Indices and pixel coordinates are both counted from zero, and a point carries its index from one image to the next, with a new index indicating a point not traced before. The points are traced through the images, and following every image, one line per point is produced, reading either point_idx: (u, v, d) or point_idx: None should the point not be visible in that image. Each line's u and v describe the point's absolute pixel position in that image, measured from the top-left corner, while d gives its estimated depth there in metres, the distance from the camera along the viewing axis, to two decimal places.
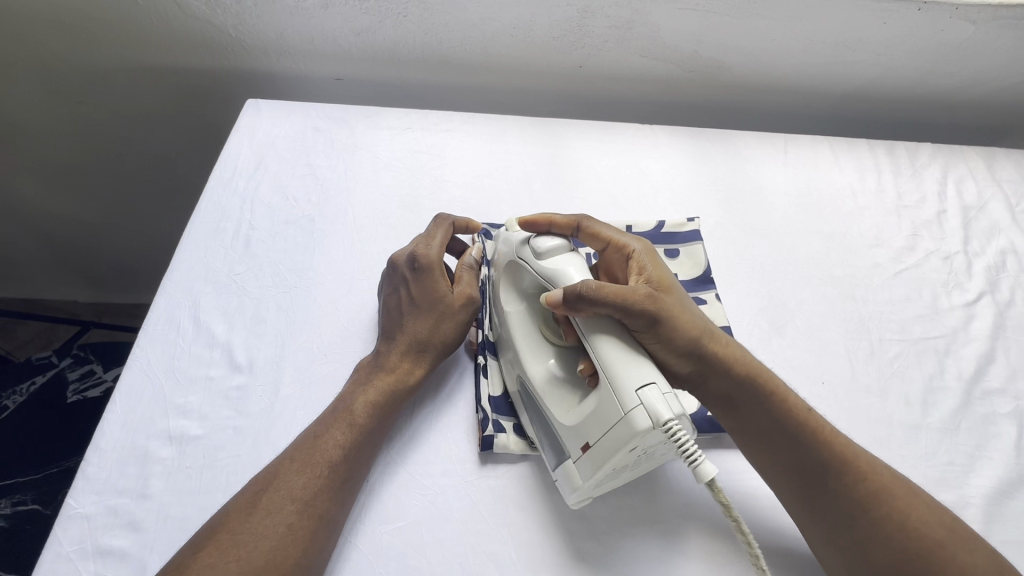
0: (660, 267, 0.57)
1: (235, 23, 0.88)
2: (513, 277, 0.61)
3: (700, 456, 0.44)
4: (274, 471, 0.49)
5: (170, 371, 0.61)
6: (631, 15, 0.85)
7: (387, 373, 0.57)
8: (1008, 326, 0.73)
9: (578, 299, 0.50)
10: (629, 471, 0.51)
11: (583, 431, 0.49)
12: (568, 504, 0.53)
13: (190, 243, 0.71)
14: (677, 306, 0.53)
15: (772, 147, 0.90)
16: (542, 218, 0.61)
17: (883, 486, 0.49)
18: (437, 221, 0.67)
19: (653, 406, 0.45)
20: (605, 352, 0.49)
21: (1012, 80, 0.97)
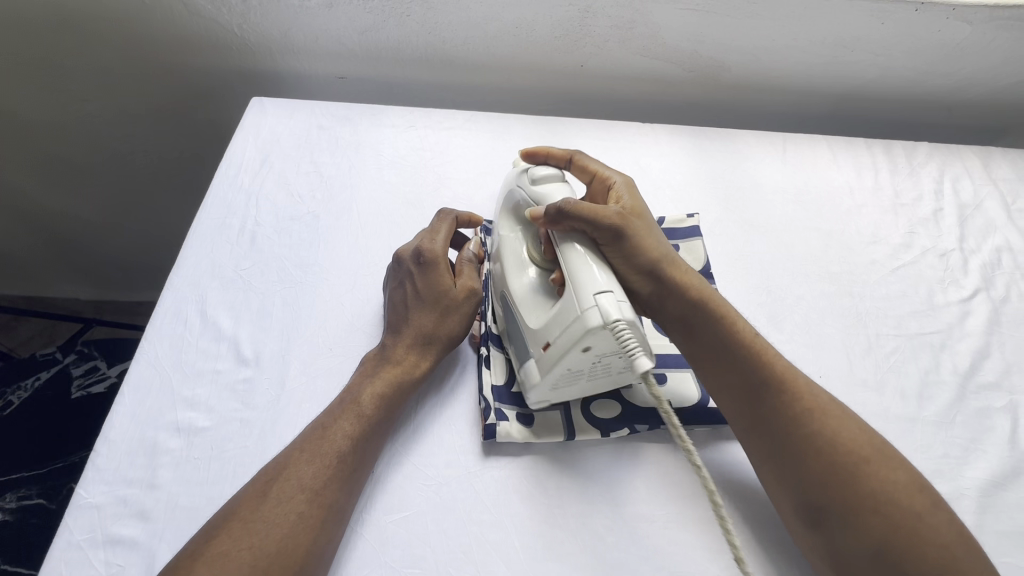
0: (635, 197, 0.61)
1: (240, 22, 0.89)
2: (510, 207, 0.65)
3: (637, 350, 0.46)
4: (285, 459, 0.50)
5: (178, 364, 0.62)
6: (632, 15, 0.86)
7: (393, 365, 0.58)
8: (1003, 322, 0.74)
9: (556, 214, 0.55)
10: (589, 378, 0.54)
11: (545, 333, 0.53)
12: (530, 402, 0.57)
13: (196, 239, 0.72)
14: (643, 229, 0.58)
15: (771, 146, 0.91)
16: (541, 150, 0.68)
17: (820, 408, 0.51)
18: (441, 216, 0.68)
19: (606, 308, 0.47)
20: (572, 260, 0.53)
21: (1008, 81, 0.98)
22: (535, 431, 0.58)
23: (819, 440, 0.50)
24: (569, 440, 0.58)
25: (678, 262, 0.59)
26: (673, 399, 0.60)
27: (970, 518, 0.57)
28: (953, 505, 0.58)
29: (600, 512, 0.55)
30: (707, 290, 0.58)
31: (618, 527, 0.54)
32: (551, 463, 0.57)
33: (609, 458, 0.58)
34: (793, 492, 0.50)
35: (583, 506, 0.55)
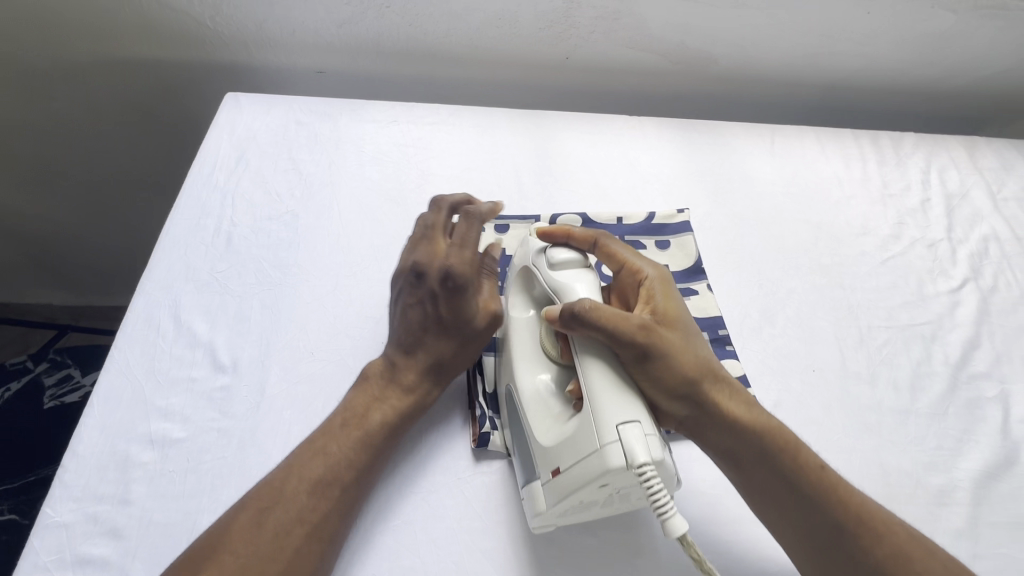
0: (668, 298, 0.53)
1: (212, 15, 0.86)
2: (524, 283, 0.58)
3: (671, 509, 0.41)
4: (272, 483, 0.47)
5: (151, 373, 0.59)
6: (617, 6, 0.85)
7: (404, 395, 0.54)
8: (992, 312, 0.74)
9: (571, 318, 0.48)
10: (600, 506, 0.49)
11: (556, 456, 0.47)
12: (530, 527, 0.51)
13: (169, 241, 0.69)
14: (677, 344, 0.49)
15: (758, 138, 0.90)
16: (559, 230, 0.57)
17: (901, 551, 0.45)
18: (469, 219, 0.58)
19: (631, 446, 0.43)
20: (594, 380, 0.46)
21: (989, 71, 0.98)
22: None
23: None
24: None
25: (723, 378, 0.51)
26: None
27: (965, 509, 0.57)
28: (948, 497, 0.58)
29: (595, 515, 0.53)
30: (756, 411, 0.50)
31: (613, 531, 0.52)
32: None
33: None
34: None
35: None
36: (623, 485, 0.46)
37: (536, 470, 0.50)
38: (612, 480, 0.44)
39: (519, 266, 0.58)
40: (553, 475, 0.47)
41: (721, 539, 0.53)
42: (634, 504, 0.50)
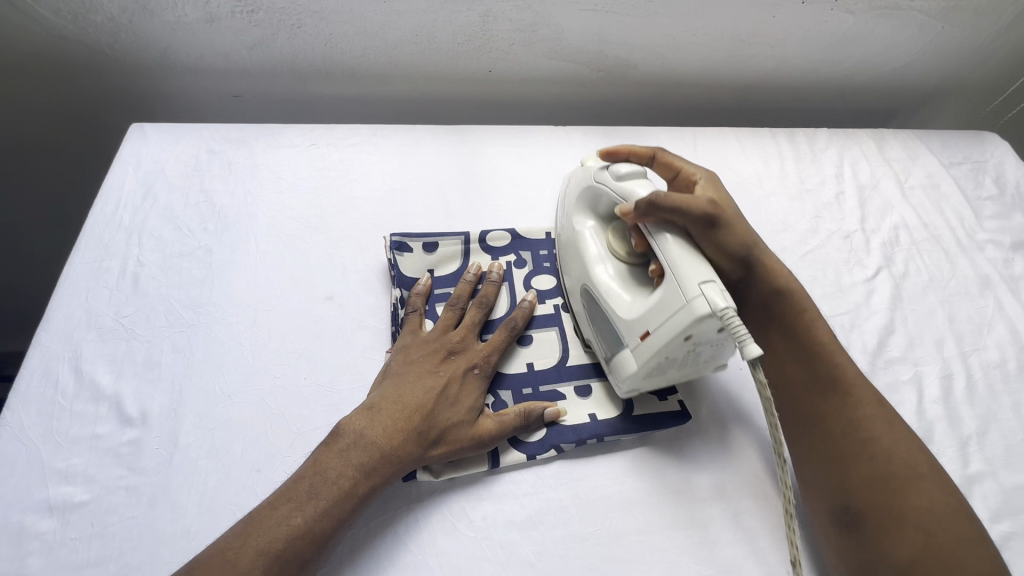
0: (720, 189, 0.65)
1: (111, 42, 0.81)
2: (589, 202, 0.66)
3: (745, 336, 0.47)
4: (218, 558, 0.45)
5: (48, 433, 0.55)
6: (533, 17, 0.85)
7: (383, 461, 0.52)
8: (904, 297, 0.78)
9: (649, 208, 0.55)
10: (679, 368, 0.56)
11: (643, 323, 0.54)
12: (618, 391, 0.59)
13: (68, 288, 0.65)
14: (732, 221, 0.59)
15: (681, 141, 0.92)
16: (623, 149, 0.67)
17: (887, 415, 0.54)
18: (505, 321, 0.63)
19: (713, 297, 0.49)
20: (672, 251, 0.54)
21: (892, 66, 1.04)
22: (456, 464, 0.57)
23: (848, 441, 0.53)
24: (493, 468, 0.57)
25: (765, 253, 0.62)
26: (595, 412, 0.62)
27: None
28: None
29: (528, 537, 0.54)
30: (791, 284, 0.62)
31: (549, 551, 0.53)
32: (472, 494, 0.56)
33: (538, 479, 0.58)
34: (830, 497, 0.53)
35: (511, 533, 0.54)
36: (703, 340, 0.53)
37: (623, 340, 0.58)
38: (697, 330, 0.51)
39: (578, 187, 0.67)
40: (642, 339, 0.54)
41: (654, 547, 0.54)
42: (702, 370, 0.58)
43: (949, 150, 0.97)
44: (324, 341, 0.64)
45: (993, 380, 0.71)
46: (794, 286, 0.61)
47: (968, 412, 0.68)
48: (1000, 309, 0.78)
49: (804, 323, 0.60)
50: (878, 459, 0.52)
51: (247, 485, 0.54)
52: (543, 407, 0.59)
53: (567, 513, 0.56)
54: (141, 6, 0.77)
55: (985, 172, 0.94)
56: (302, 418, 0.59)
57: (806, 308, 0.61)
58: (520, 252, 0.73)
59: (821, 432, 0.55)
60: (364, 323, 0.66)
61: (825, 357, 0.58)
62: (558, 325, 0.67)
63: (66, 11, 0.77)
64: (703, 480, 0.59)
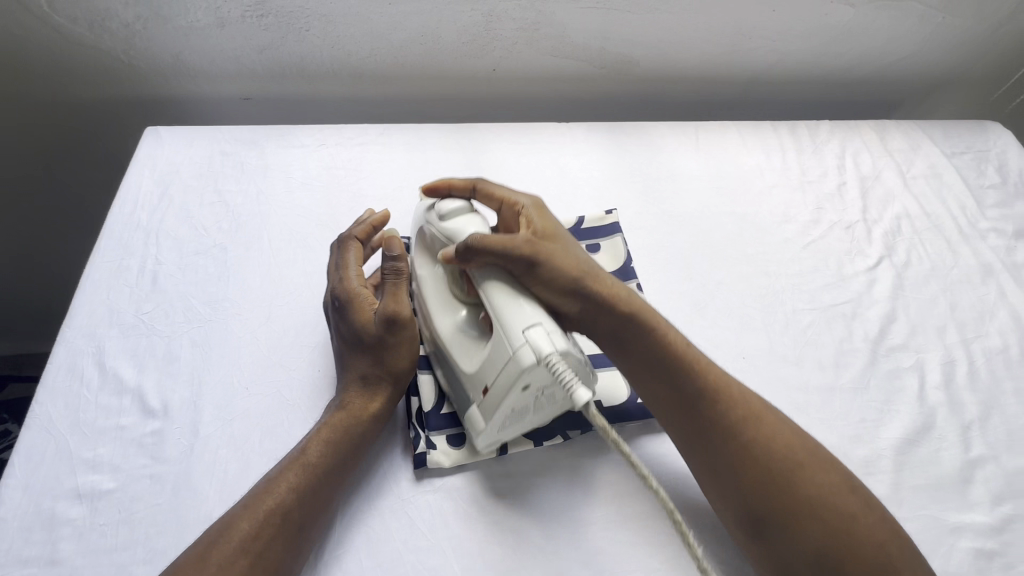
0: (546, 218, 0.61)
1: (125, 48, 0.84)
2: (423, 246, 0.64)
3: (573, 382, 0.48)
4: (220, 523, 0.48)
5: (75, 425, 0.57)
6: (535, 16, 0.86)
7: (339, 409, 0.57)
8: (906, 286, 0.79)
9: (468, 252, 0.55)
10: (531, 413, 0.56)
11: (481, 376, 0.54)
12: (478, 446, 0.57)
13: (91, 286, 0.67)
14: (560, 252, 0.57)
15: (684, 136, 0.93)
16: (443, 183, 0.65)
17: (754, 413, 0.54)
18: (345, 247, 0.66)
19: (537, 343, 0.49)
20: (497, 300, 0.54)
21: (892, 58, 1.04)
22: (465, 452, 0.59)
23: (729, 447, 0.52)
24: (502, 454, 0.59)
25: (606, 277, 0.58)
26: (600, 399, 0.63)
27: (887, 477, 0.61)
28: (872, 468, 0.62)
29: (537, 522, 0.56)
30: (636, 303, 0.58)
31: (557, 535, 0.55)
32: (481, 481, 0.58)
33: (545, 466, 0.59)
34: (735, 506, 0.51)
35: (521, 519, 0.56)
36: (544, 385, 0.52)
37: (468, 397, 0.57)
38: (531, 379, 0.50)
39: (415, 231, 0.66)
40: (484, 394, 0.54)
41: (660, 531, 0.56)
42: (560, 408, 0.58)
43: (952, 140, 0.97)
44: None
45: (996, 366, 0.72)
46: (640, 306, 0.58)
47: (970, 397, 0.68)
48: (1002, 296, 0.79)
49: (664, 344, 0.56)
50: (761, 460, 0.51)
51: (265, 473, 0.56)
52: (391, 249, 0.62)
53: (575, 499, 0.57)
54: (155, 12, 0.79)
55: (987, 161, 0.95)
56: (316, 408, 0.61)
57: (657, 327, 0.57)
58: None
59: (701, 444, 0.53)
60: None
61: (683, 364, 0.56)
62: None
63: (82, 18, 0.79)
64: None
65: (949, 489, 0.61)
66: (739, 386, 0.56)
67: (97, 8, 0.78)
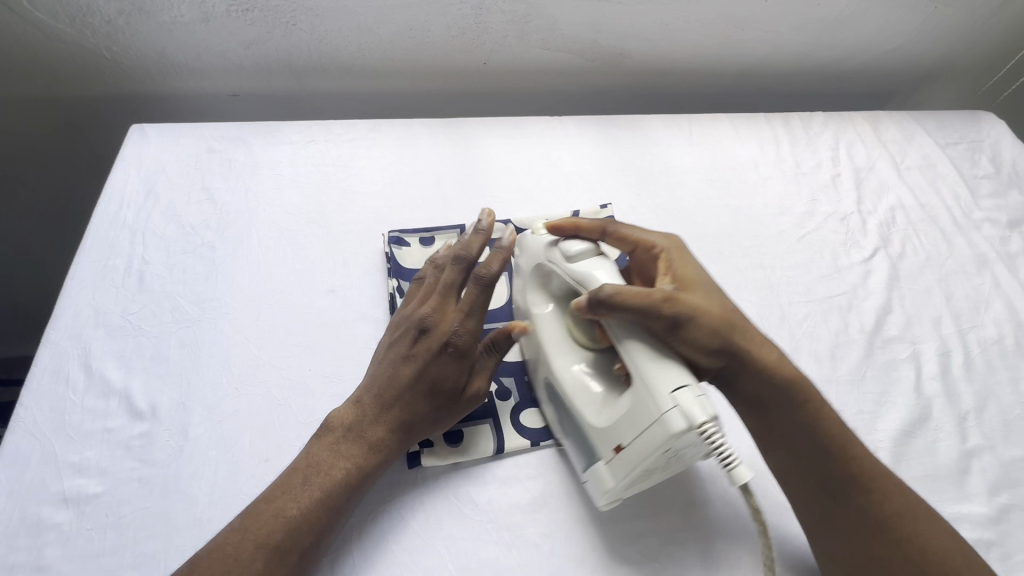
0: (687, 264, 0.58)
1: (108, 44, 0.82)
2: (542, 282, 0.61)
3: (734, 460, 0.46)
4: (225, 542, 0.47)
5: (61, 428, 0.56)
6: (526, 9, 0.85)
7: (374, 449, 0.53)
8: (901, 277, 0.78)
9: (603, 307, 0.51)
10: (660, 472, 0.53)
11: (616, 434, 0.51)
12: (598, 502, 0.55)
13: (76, 287, 0.66)
14: (711, 309, 0.53)
15: (677, 128, 0.92)
16: (571, 222, 0.60)
17: (908, 508, 0.52)
18: (483, 279, 0.57)
19: (690, 410, 0.46)
20: (637, 357, 0.50)
21: (885, 48, 1.04)
22: (461, 450, 0.58)
23: (877, 539, 0.50)
24: (497, 453, 0.58)
25: (754, 336, 0.55)
26: None
27: None
28: None
29: (533, 520, 0.55)
30: (786, 365, 0.56)
31: (554, 533, 0.55)
32: (477, 480, 0.57)
33: (540, 465, 0.59)
34: None
35: (516, 516, 0.55)
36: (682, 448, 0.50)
37: (596, 451, 0.54)
38: (675, 445, 0.47)
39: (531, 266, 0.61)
40: (617, 453, 0.51)
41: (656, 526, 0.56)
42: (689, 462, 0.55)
43: (945, 130, 0.97)
44: (326, 333, 0.65)
45: (991, 355, 0.71)
46: (787, 371, 0.55)
47: (966, 387, 0.68)
48: (997, 286, 0.78)
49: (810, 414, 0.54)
50: (912, 559, 0.49)
51: (256, 475, 0.55)
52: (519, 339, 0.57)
53: (571, 495, 0.57)
54: (138, 7, 0.78)
55: (981, 151, 0.95)
56: (308, 409, 0.60)
57: (804, 394, 0.55)
58: None
59: (843, 528, 0.52)
60: (366, 315, 0.67)
61: (835, 442, 0.54)
62: None
63: (64, 14, 0.78)
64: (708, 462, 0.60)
65: (947, 480, 0.61)
66: (897, 483, 0.53)
67: (78, 3, 0.77)
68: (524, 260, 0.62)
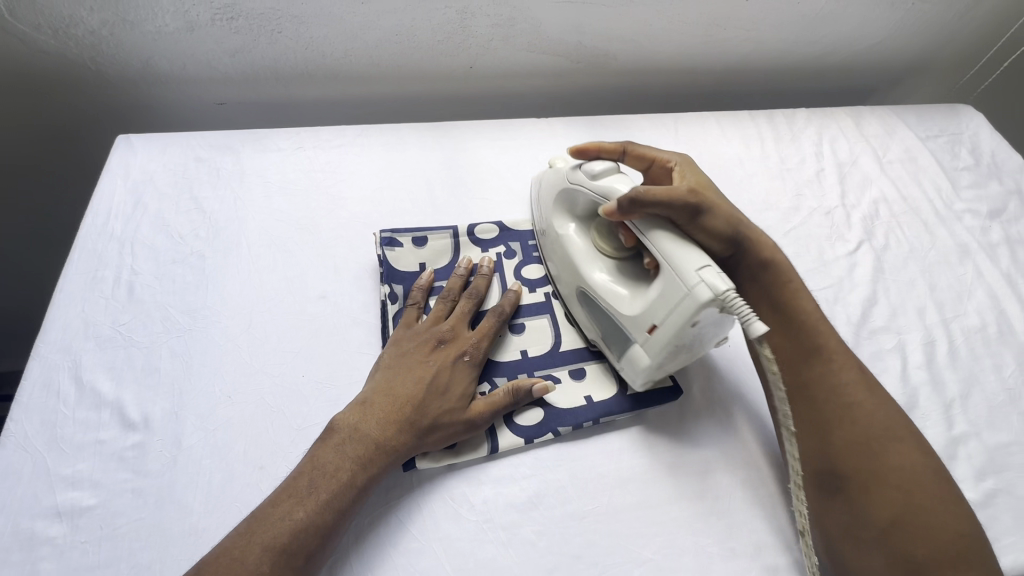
0: (697, 172, 0.67)
1: (93, 55, 0.82)
2: (567, 203, 0.69)
3: (751, 315, 0.51)
4: (225, 554, 0.46)
5: (52, 441, 0.56)
6: (510, 12, 0.86)
7: (381, 450, 0.54)
8: (885, 269, 0.80)
9: (631, 205, 0.57)
10: (688, 354, 0.59)
11: (648, 316, 0.56)
12: (633, 384, 0.61)
13: (64, 299, 0.65)
14: (719, 202, 0.61)
15: (663, 128, 0.93)
16: (592, 146, 0.68)
17: (861, 382, 0.57)
18: (499, 310, 0.64)
19: (713, 281, 0.51)
20: (663, 244, 0.56)
21: (865, 44, 1.05)
22: (456, 450, 0.58)
23: (830, 403, 0.55)
24: (492, 453, 0.59)
25: (753, 228, 0.64)
26: (590, 393, 0.64)
27: None
28: None
29: (529, 518, 0.56)
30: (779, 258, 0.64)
31: (549, 531, 0.55)
32: (473, 481, 0.58)
33: (535, 464, 0.59)
34: (817, 462, 0.54)
35: (512, 515, 0.56)
36: (708, 324, 0.55)
37: (630, 337, 0.60)
38: (702, 317, 0.53)
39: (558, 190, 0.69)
40: (650, 332, 0.56)
41: (651, 521, 0.57)
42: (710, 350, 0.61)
43: (926, 124, 0.99)
44: (319, 339, 0.65)
45: (974, 344, 0.73)
46: (779, 260, 0.63)
47: (951, 375, 0.70)
48: (979, 275, 0.80)
49: (796, 297, 0.61)
50: (860, 424, 0.54)
51: (251, 482, 0.55)
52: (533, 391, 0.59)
53: (566, 494, 0.58)
54: (121, 17, 0.77)
55: (961, 143, 0.96)
56: (302, 415, 0.60)
57: (790, 280, 0.63)
58: (510, 242, 0.75)
59: (802, 393, 0.57)
60: (359, 320, 0.68)
61: (811, 325, 0.60)
62: (549, 312, 0.70)
63: (45, 25, 0.77)
64: (701, 456, 0.61)
65: None
66: (855, 359, 0.58)
67: (60, 15, 0.76)
68: (551, 185, 0.71)
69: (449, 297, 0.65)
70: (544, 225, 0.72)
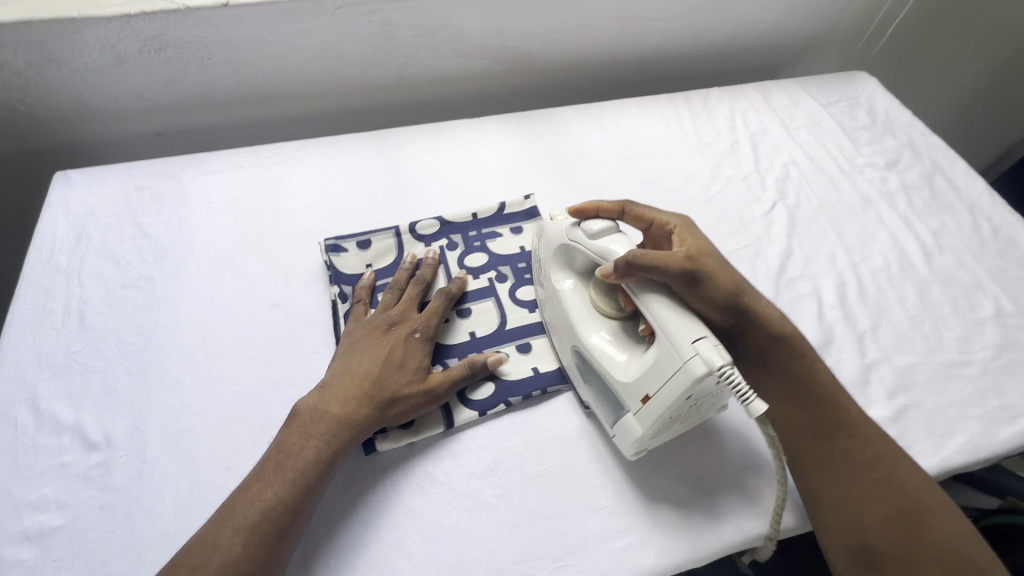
0: (698, 237, 0.65)
1: (21, 97, 0.83)
2: (566, 259, 0.67)
3: (750, 394, 0.50)
4: (199, 543, 0.49)
5: (15, 470, 0.57)
6: (432, 22, 0.90)
7: (343, 425, 0.57)
8: (799, 224, 0.87)
9: (627, 267, 0.57)
10: (682, 423, 0.58)
11: (643, 385, 0.56)
12: (625, 453, 0.59)
13: (14, 334, 0.66)
14: (719, 270, 0.60)
15: (588, 115, 0.99)
16: (592, 205, 0.68)
17: (886, 454, 0.57)
18: (445, 292, 0.69)
19: (708, 355, 0.50)
20: (659, 311, 0.55)
21: (765, 25, 1.15)
22: (414, 430, 0.62)
23: (856, 478, 0.56)
24: (449, 429, 0.62)
25: (757, 297, 0.62)
26: (537, 365, 0.68)
27: None
28: None
29: (488, 483, 0.60)
30: (786, 325, 0.63)
31: (508, 493, 0.59)
32: (434, 457, 0.61)
33: (491, 435, 0.63)
34: (847, 536, 0.54)
35: (472, 483, 0.60)
36: (703, 395, 0.54)
37: (624, 405, 0.59)
38: (696, 390, 0.52)
39: (554, 248, 0.68)
40: (644, 402, 0.56)
41: (602, 473, 0.61)
42: (708, 414, 0.60)
43: (827, 92, 1.08)
44: (274, 344, 0.68)
45: (880, 281, 0.81)
46: (790, 331, 0.63)
47: (861, 311, 0.77)
48: (881, 221, 0.88)
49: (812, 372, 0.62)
50: (890, 499, 0.54)
51: (218, 484, 0.58)
52: (487, 363, 0.64)
53: (521, 457, 0.62)
54: (47, 58, 0.79)
55: (858, 106, 1.06)
56: (264, 415, 0.62)
57: (805, 351, 0.62)
58: (451, 235, 0.79)
59: (826, 467, 0.58)
60: (312, 322, 0.70)
61: (830, 396, 0.61)
62: (494, 295, 0.74)
63: None
64: None
65: (853, 391, 0.69)
66: (875, 428, 0.60)
67: None
68: (547, 242, 0.69)
69: (397, 286, 0.69)
70: (541, 284, 0.71)
